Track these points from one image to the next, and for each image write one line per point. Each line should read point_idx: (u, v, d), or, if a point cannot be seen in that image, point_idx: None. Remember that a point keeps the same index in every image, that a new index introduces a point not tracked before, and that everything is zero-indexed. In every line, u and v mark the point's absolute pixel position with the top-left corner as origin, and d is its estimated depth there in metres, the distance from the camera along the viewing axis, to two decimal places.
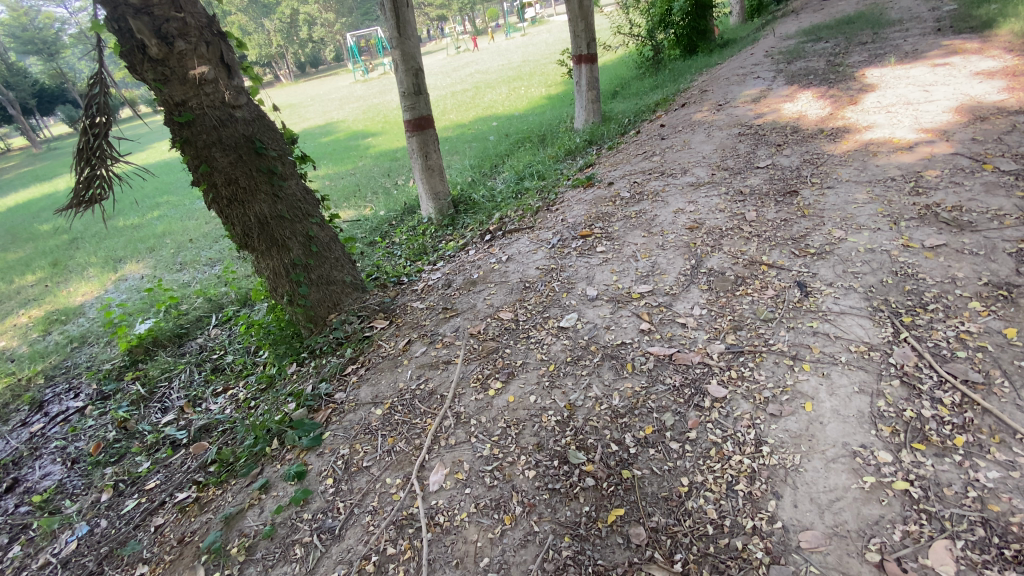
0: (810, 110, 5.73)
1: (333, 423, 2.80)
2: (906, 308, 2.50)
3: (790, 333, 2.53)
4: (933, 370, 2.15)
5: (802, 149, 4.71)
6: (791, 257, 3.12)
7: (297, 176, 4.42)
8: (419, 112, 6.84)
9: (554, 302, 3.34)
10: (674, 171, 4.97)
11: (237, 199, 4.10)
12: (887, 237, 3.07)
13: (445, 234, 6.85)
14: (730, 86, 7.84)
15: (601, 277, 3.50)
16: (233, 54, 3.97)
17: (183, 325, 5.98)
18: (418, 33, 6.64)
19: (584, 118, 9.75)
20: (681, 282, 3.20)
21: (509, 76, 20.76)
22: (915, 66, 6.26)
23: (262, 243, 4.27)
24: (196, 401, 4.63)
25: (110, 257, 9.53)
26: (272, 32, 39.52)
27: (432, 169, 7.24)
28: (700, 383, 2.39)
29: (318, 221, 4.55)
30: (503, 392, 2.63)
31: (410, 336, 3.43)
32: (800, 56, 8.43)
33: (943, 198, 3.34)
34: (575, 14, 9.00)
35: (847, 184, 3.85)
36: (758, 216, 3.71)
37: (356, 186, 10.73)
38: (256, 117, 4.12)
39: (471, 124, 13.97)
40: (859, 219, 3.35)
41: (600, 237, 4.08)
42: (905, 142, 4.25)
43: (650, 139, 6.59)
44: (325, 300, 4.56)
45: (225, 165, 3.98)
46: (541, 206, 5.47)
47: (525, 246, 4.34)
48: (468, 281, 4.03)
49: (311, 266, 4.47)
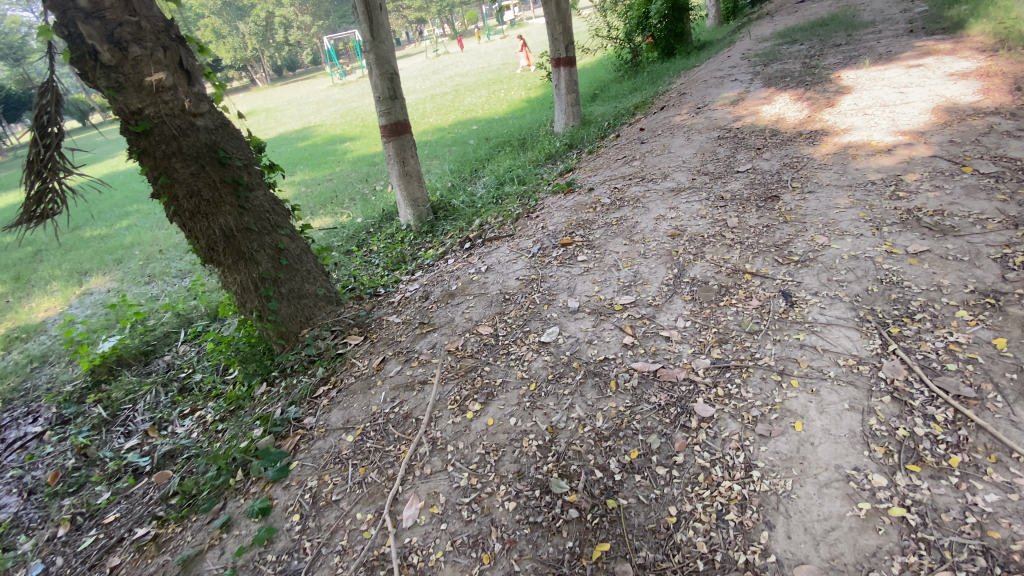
0: (788, 112, 5.73)
1: (301, 452, 2.65)
2: (893, 318, 2.44)
3: (776, 346, 2.45)
4: (924, 385, 2.09)
5: (781, 153, 4.67)
6: (775, 265, 3.06)
7: (265, 186, 4.23)
8: (395, 116, 6.68)
9: (535, 315, 3.22)
10: (655, 177, 4.90)
11: (200, 212, 3.89)
12: (871, 243, 3.02)
13: (423, 241, 6.69)
14: (709, 89, 7.84)
15: (582, 287, 3.40)
16: (193, 59, 3.77)
17: (150, 343, 5.71)
18: (392, 37, 6.48)
19: (564, 122, 9.69)
20: (664, 293, 3.11)
21: (488, 79, 20.65)
22: (890, 67, 6.32)
23: (228, 257, 4.08)
24: (162, 424, 4.40)
25: (76, 270, 9.14)
26: (246, 36, 38.82)
27: (410, 175, 7.07)
28: (686, 402, 2.28)
29: (288, 232, 4.36)
30: (482, 415, 2.50)
31: (384, 354, 3.28)
32: (777, 58, 8.48)
33: (924, 202, 3.32)
34: (552, 17, 8.92)
35: (828, 189, 3.81)
36: (739, 222, 3.65)
37: (332, 192, 10.49)
38: (220, 125, 3.92)
39: (451, 128, 13.82)
40: (842, 224, 3.30)
41: (581, 245, 3.98)
42: (884, 145, 4.24)
43: (629, 143, 6.53)
44: (297, 314, 4.37)
45: (186, 177, 3.78)
46: (521, 213, 5.36)
47: (504, 256, 4.22)
48: (446, 293, 3.89)
49: (281, 280, 4.28)
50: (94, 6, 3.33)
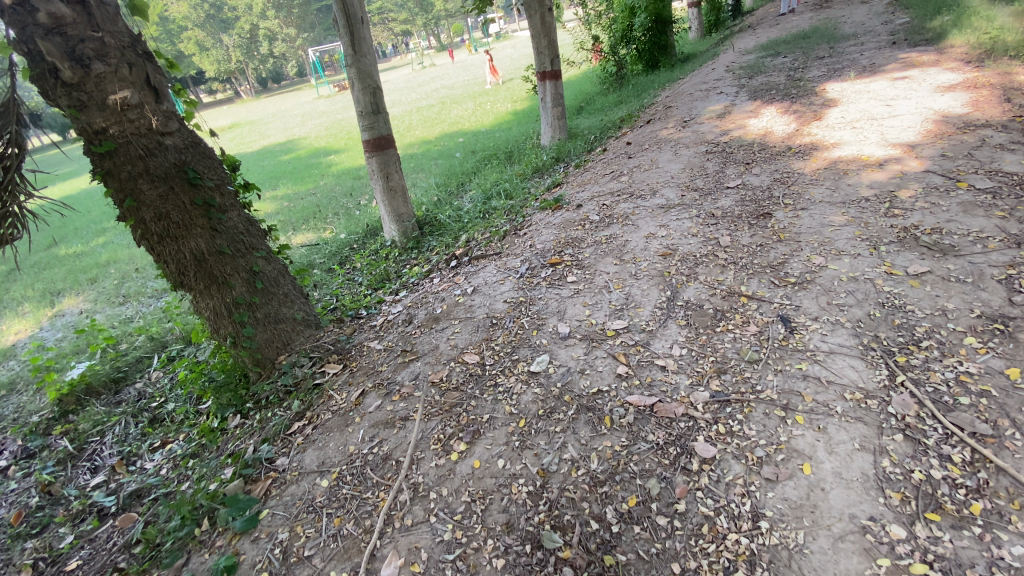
0: (775, 125, 5.68)
1: (272, 499, 2.46)
2: (899, 346, 2.33)
3: (778, 377, 2.32)
4: (936, 422, 1.97)
5: (771, 168, 4.60)
6: (771, 287, 2.94)
7: (239, 207, 4.05)
8: (378, 131, 6.53)
9: (523, 342, 3.06)
10: (643, 193, 4.80)
11: (169, 235, 3.69)
12: (869, 264, 2.92)
13: (408, 258, 6.51)
14: (695, 102, 7.82)
15: (572, 311, 3.25)
16: (161, 75, 3.59)
17: (121, 369, 5.43)
18: (374, 50, 6.34)
19: (551, 134, 9.62)
20: (658, 317, 2.97)
21: (474, 91, 20.63)
22: (875, 80, 6.33)
23: (199, 281, 3.87)
24: (129, 459, 4.13)
25: (47, 290, 8.78)
26: (230, 48, 38.51)
27: (394, 190, 6.90)
28: (685, 441, 2.14)
29: (264, 253, 4.18)
30: (467, 457, 2.33)
31: (364, 385, 3.09)
32: (761, 71, 8.50)
33: (920, 220, 3.24)
34: (537, 30, 8.87)
35: (822, 205, 3.72)
36: (732, 241, 3.54)
37: (315, 207, 10.27)
38: (190, 144, 3.74)
39: (436, 140, 13.71)
40: (838, 243, 3.21)
41: (570, 266, 3.84)
42: (875, 159, 4.18)
43: (616, 157, 6.45)
44: (274, 340, 4.16)
45: (154, 199, 3.58)
46: (508, 230, 5.21)
47: (490, 276, 4.06)
48: (430, 317, 3.70)
49: (256, 304, 4.08)
50: (53, 21, 3.11)
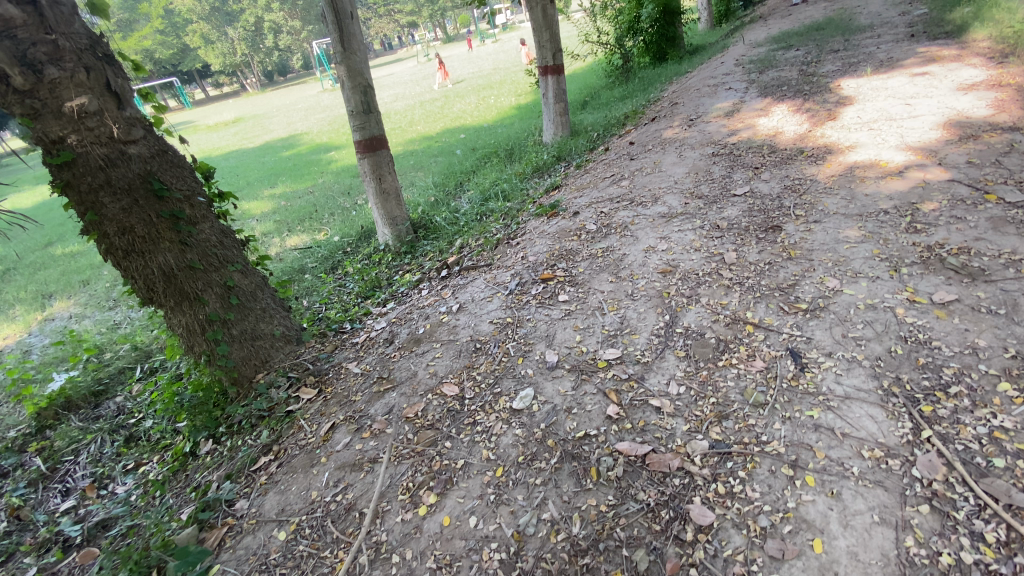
0: (786, 125, 5.36)
1: (226, 552, 2.25)
2: (922, 391, 2.06)
3: (786, 427, 2.06)
4: (968, 489, 1.70)
5: (781, 173, 4.30)
6: (780, 315, 2.67)
7: (212, 218, 3.83)
8: (370, 131, 6.25)
9: (507, 372, 2.80)
10: (644, 200, 4.51)
11: (135, 250, 3.47)
12: (889, 289, 2.64)
13: (401, 264, 6.26)
14: (702, 99, 7.48)
15: (562, 336, 3.00)
16: (124, 80, 3.35)
17: (102, 381, 5.28)
18: (365, 47, 6.06)
19: (553, 131, 9.31)
20: (654, 347, 2.70)
21: (478, 85, 20.28)
22: (893, 75, 5.97)
23: (170, 298, 3.66)
24: (101, 482, 3.96)
25: (41, 292, 8.63)
26: (235, 41, 38.23)
27: (387, 193, 6.64)
28: (680, 503, 1.89)
29: (240, 266, 3.97)
30: (437, 511, 2.10)
31: (335, 417, 2.86)
32: (772, 65, 8.12)
33: (946, 237, 2.94)
34: (539, 24, 8.53)
35: (836, 218, 3.43)
36: (738, 258, 3.26)
37: (312, 206, 10.06)
38: (156, 152, 3.50)
39: (437, 136, 13.42)
40: (854, 263, 2.92)
41: (563, 282, 3.58)
42: (894, 165, 3.87)
43: (619, 158, 6.15)
44: (251, 358, 3.95)
45: (117, 212, 3.36)
46: (502, 238, 4.95)
47: (478, 292, 3.81)
48: (412, 337, 3.45)
49: (231, 321, 3.87)
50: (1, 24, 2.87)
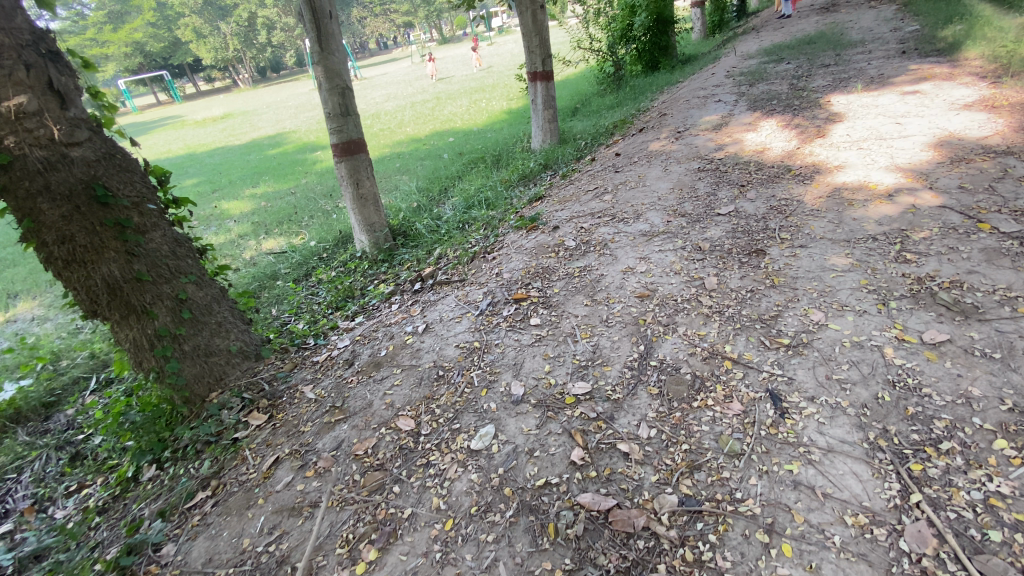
0: (774, 141, 5.22)
1: None
2: (910, 446, 1.91)
3: (762, 483, 1.87)
4: (961, 568, 1.54)
5: (767, 193, 4.14)
6: (760, 350, 2.49)
7: (164, 226, 3.58)
8: (348, 134, 5.99)
9: (468, 406, 2.57)
10: (626, 216, 4.33)
11: (77, 260, 3.21)
12: (876, 325, 2.48)
13: (377, 273, 6.02)
14: (690, 110, 7.36)
15: (530, 364, 2.77)
16: (69, 78, 3.12)
17: (54, 393, 4.97)
18: (344, 48, 5.82)
19: (541, 138, 9.13)
20: (626, 382, 2.50)
21: (470, 88, 20.10)
22: (884, 93, 5.86)
23: (115, 311, 3.41)
24: (40, 505, 3.70)
25: (4, 291, 8.24)
26: (227, 36, 37.68)
27: (365, 198, 6.37)
28: (644, 572, 1.69)
29: (194, 277, 3.73)
30: (377, 570, 1.88)
31: (280, 450, 2.65)
32: (763, 78, 8.01)
33: (936, 269, 2.80)
34: (528, 29, 8.34)
35: (823, 243, 3.27)
36: (719, 283, 3.09)
37: (293, 208, 9.78)
38: (102, 155, 3.24)
39: (426, 139, 13.20)
40: (840, 294, 2.75)
41: (536, 303, 3.36)
42: (883, 188, 3.72)
43: (603, 170, 5.99)
44: (205, 375, 3.70)
45: (56, 220, 3.09)
46: (478, 251, 4.74)
47: (447, 311, 3.57)
48: (372, 360, 3.23)
49: (183, 336, 3.61)
50: None
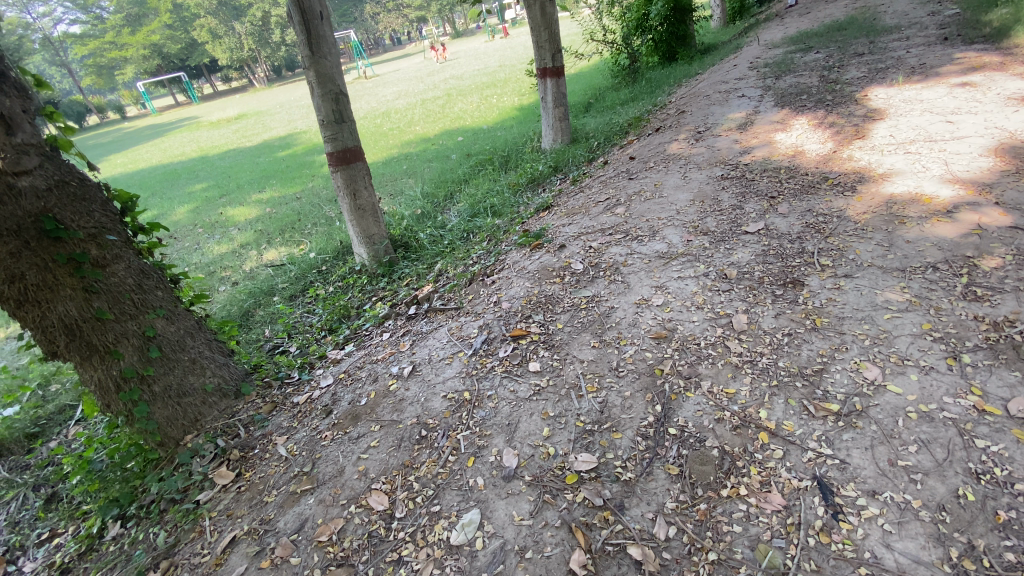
0: (807, 143, 4.70)
1: None
2: (1005, 571, 1.49)
3: None
4: None
5: (802, 206, 3.65)
6: (804, 419, 2.06)
7: (129, 257, 3.22)
8: (343, 142, 5.60)
9: (452, 480, 2.19)
10: (641, 233, 3.89)
11: (29, 300, 2.86)
12: (947, 389, 2.03)
13: (376, 289, 5.67)
14: (711, 107, 6.82)
15: (525, 427, 2.36)
16: (16, 100, 2.74)
17: (38, 423, 4.31)
18: (337, 50, 5.42)
19: (551, 137, 8.67)
20: (639, 456, 2.08)
21: (480, 83, 19.63)
22: (928, 86, 5.27)
23: (76, 352, 3.05)
24: (9, 556, 3.03)
25: None
26: (242, 36, 37.01)
27: (364, 209, 5.96)
28: None
29: (164, 311, 3.35)
30: None
31: (238, 527, 2.32)
32: (789, 69, 7.42)
33: (1016, 311, 2.33)
34: (536, 23, 7.84)
35: (872, 272, 2.79)
36: (749, 323, 2.64)
37: (296, 214, 9.49)
38: (54, 183, 2.86)
39: (435, 139, 12.81)
40: (898, 343, 2.29)
41: (537, 342, 2.93)
42: (940, 202, 3.21)
43: (617, 176, 5.52)
44: (179, 417, 3.29)
45: (3, 257, 2.73)
46: (477, 272, 4.32)
47: (438, 349, 3.16)
48: (352, 410, 2.87)
49: (152, 376, 3.22)
50: None
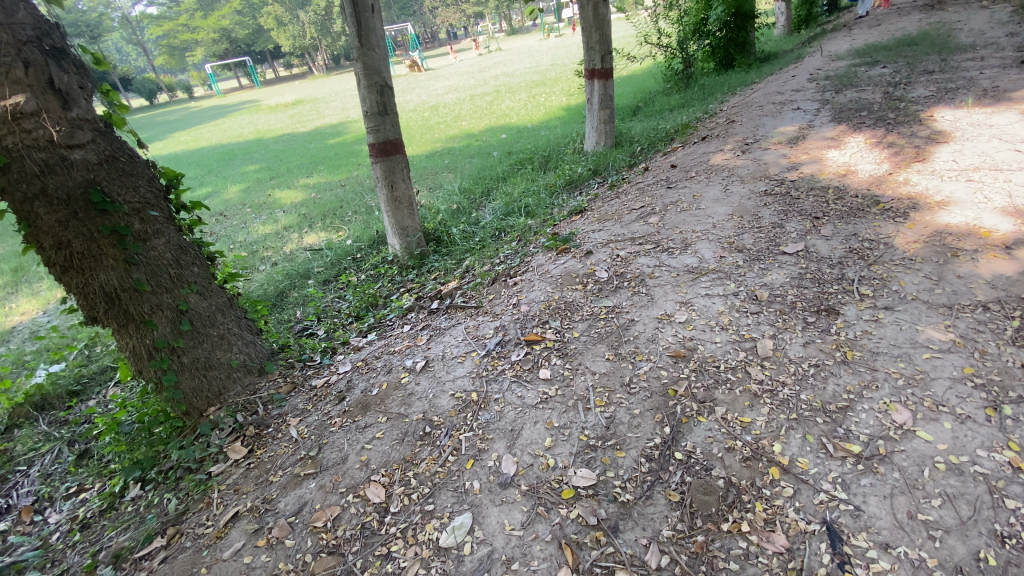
0: (861, 163, 4.44)
1: None
2: None
3: None
4: None
5: (847, 230, 3.44)
6: (820, 458, 1.94)
7: (169, 232, 3.35)
8: (384, 134, 5.68)
9: (449, 481, 2.19)
10: (672, 245, 3.77)
11: (73, 267, 3.01)
12: (982, 442, 1.87)
13: (405, 280, 5.75)
14: (763, 118, 6.54)
15: (529, 435, 2.32)
16: (74, 77, 2.88)
17: (80, 381, 4.57)
18: (384, 43, 5.50)
19: (594, 140, 8.54)
20: (641, 478, 2.01)
21: (530, 81, 19.57)
22: (1001, 110, 4.89)
23: (114, 319, 3.20)
24: (38, 505, 3.20)
25: None
26: (306, 24, 38.02)
27: (400, 201, 6.03)
28: None
29: (198, 286, 3.47)
30: None
31: (242, 503, 2.39)
32: (852, 83, 7.03)
33: None
34: (588, 23, 7.73)
35: (915, 306, 2.60)
36: (774, 350, 2.51)
37: (338, 201, 9.73)
38: (104, 158, 3.00)
39: (479, 135, 12.87)
40: (934, 386, 2.13)
41: (551, 349, 2.89)
42: (999, 236, 2.96)
43: (655, 184, 5.38)
44: (204, 389, 3.40)
45: (53, 225, 2.89)
46: (501, 272, 4.30)
47: (452, 347, 3.16)
48: (363, 399, 2.91)
49: (182, 348, 3.34)
50: None
